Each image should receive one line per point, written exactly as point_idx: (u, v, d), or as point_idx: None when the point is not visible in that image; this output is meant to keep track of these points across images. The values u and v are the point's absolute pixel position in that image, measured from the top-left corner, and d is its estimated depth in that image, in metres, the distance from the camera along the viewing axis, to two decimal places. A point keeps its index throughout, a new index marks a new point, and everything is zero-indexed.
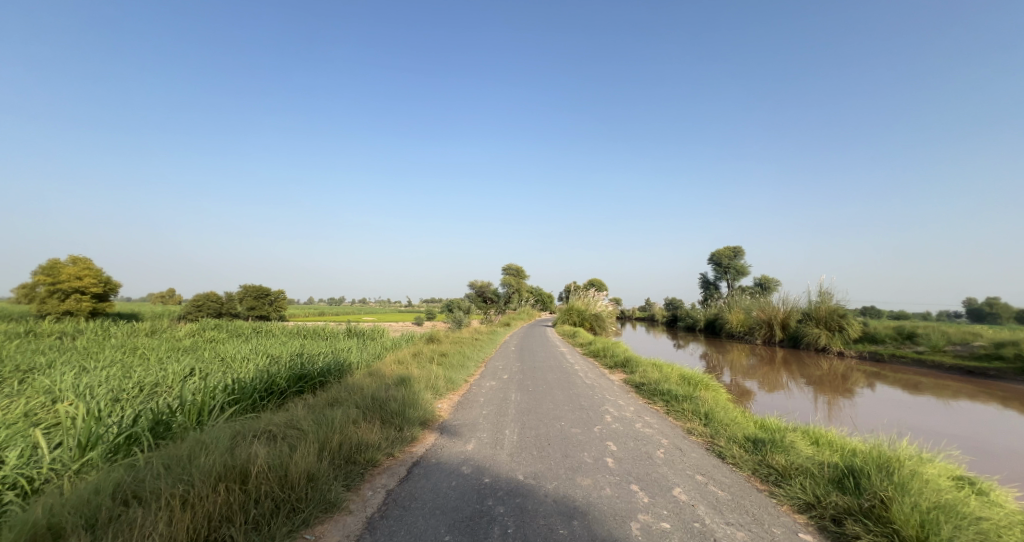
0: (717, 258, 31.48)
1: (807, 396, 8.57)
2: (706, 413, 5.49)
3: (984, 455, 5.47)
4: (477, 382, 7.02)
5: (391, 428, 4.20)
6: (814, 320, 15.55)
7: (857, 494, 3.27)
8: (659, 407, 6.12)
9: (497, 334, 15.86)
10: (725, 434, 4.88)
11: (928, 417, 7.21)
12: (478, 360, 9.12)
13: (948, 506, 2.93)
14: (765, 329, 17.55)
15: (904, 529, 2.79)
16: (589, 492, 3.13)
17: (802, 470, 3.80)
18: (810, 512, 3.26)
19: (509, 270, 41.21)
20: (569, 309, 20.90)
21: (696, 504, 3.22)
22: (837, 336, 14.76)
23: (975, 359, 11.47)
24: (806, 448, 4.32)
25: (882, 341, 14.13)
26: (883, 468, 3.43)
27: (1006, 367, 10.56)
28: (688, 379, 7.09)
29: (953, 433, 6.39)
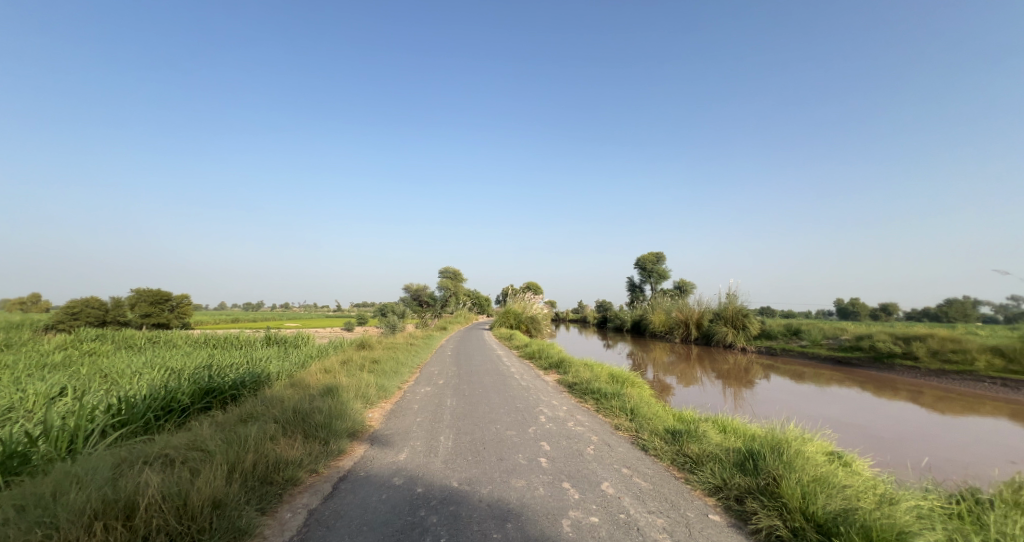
0: (643, 262, 33.30)
1: (717, 388, 9.38)
2: (632, 409, 5.83)
3: (851, 433, 6.33)
4: (410, 389, 6.88)
5: (314, 443, 3.99)
6: (722, 319, 17.01)
7: (755, 475, 3.66)
8: (590, 405, 6.38)
9: (432, 338, 15.63)
10: (648, 428, 5.21)
11: (813, 403, 8.19)
12: (413, 366, 8.93)
13: (823, 478, 3.38)
14: (682, 329, 18.84)
15: (790, 501, 3.16)
16: (523, 494, 3.20)
17: (712, 457, 4.16)
18: (718, 494, 3.59)
19: (447, 272, 40.85)
20: (506, 311, 21.10)
21: (622, 496, 3.42)
22: (741, 333, 16.33)
23: (842, 350, 13.45)
24: (715, 436, 4.74)
25: (775, 337, 15.88)
26: (776, 449, 3.86)
27: (863, 356, 12.60)
28: (616, 378, 7.48)
29: (831, 415, 7.33)
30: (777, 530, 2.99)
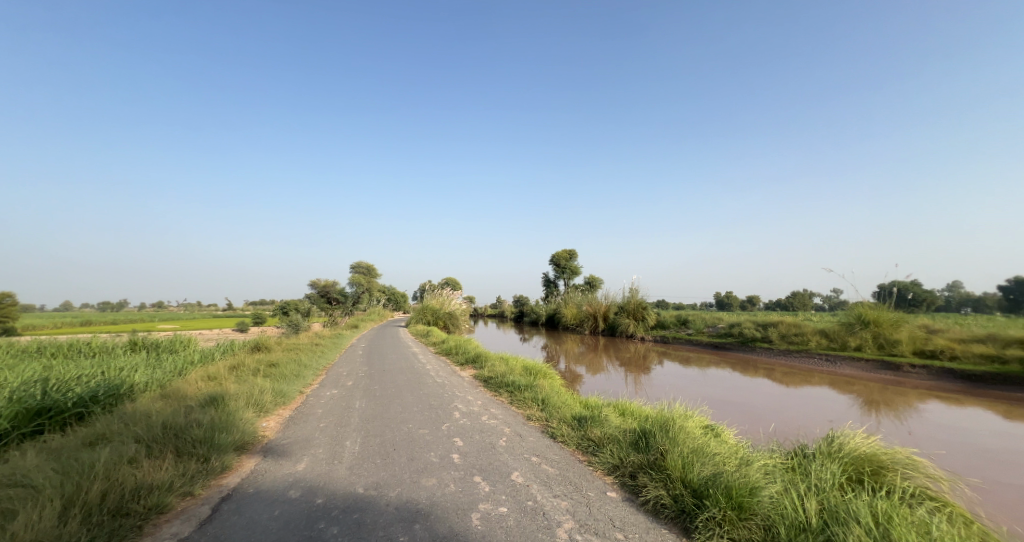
0: (558, 259, 34.57)
1: (620, 375, 10.19)
2: (543, 399, 6.06)
3: (723, 408, 7.34)
4: (313, 393, 6.45)
5: (190, 462, 3.56)
6: (625, 312, 18.28)
7: (647, 450, 4.05)
8: (504, 398, 6.51)
9: (340, 338, 14.79)
10: (557, 416, 5.46)
11: (697, 384, 9.27)
12: (317, 367, 8.38)
13: (701, 447, 3.87)
14: (591, 321, 19.91)
15: (673, 472, 3.59)
16: (432, 493, 3.18)
17: (610, 439, 4.49)
18: (616, 472, 3.93)
19: (358, 267, 38.83)
20: (423, 308, 20.68)
21: (531, 483, 3.55)
22: (641, 324, 17.73)
23: (718, 336, 15.62)
24: (614, 419, 5.14)
25: (668, 327, 17.91)
26: (664, 426, 4.29)
27: (732, 341, 14.87)
28: (529, 370, 7.72)
29: (712, 394, 8.31)
30: (662, 499, 3.40)
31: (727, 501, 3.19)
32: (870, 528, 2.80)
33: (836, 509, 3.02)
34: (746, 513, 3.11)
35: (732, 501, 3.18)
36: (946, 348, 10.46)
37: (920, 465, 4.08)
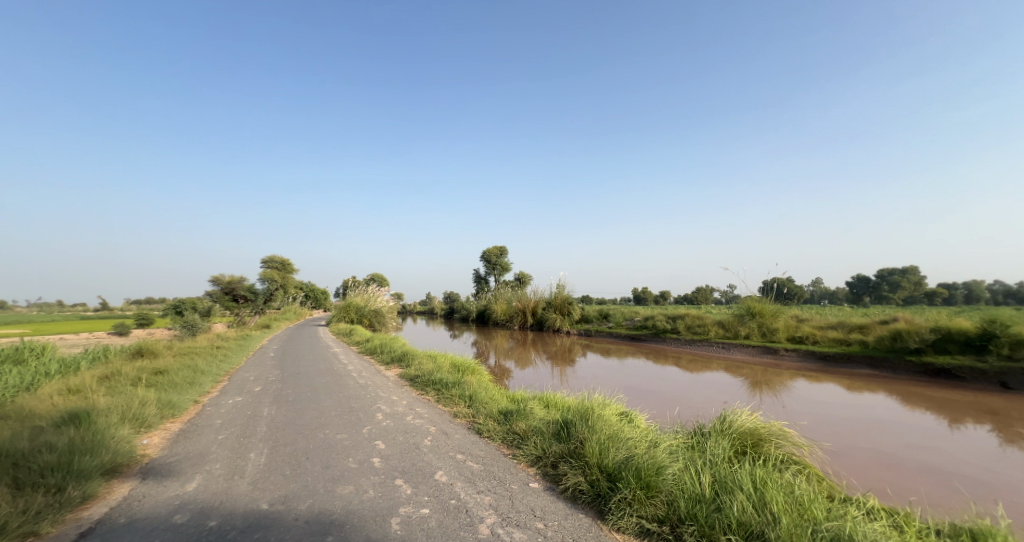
0: (489, 255, 34.64)
1: (546, 368, 10.47)
2: (470, 395, 6.04)
3: (637, 395, 7.86)
4: (211, 402, 5.82)
5: (40, 493, 3.01)
6: (552, 307, 18.78)
7: (567, 441, 4.54)
8: (430, 396, 6.37)
9: (249, 339, 13.55)
10: (484, 411, 5.52)
11: (615, 373, 9.81)
12: (217, 373, 7.59)
13: (615, 434, 4.39)
14: (520, 317, 20.23)
15: (591, 458, 4.12)
16: (349, 501, 3.01)
17: (536, 432, 4.86)
18: (539, 463, 4.39)
19: (272, 261, 35.88)
20: (346, 305, 19.65)
21: (455, 482, 3.50)
22: (567, 318, 18.37)
23: (636, 328, 16.66)
24: (539, 411, 5.44)
25: (591, 320, 18.74)
26: (584, 416, 4.78)
27: (648, 333, 15.95)
28: (457, 366, 7.64)
29: (630, 383, 8.80)
30: (579, 485, 3.91)
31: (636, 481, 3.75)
32: (750, 493, 3.43)
33: (724, 479, 3.65)
34: (653, 490, 3.67)
35: (641, 481, 3.73)
36: (811, 334, 12.26)
37: (789, 435, 4.93)
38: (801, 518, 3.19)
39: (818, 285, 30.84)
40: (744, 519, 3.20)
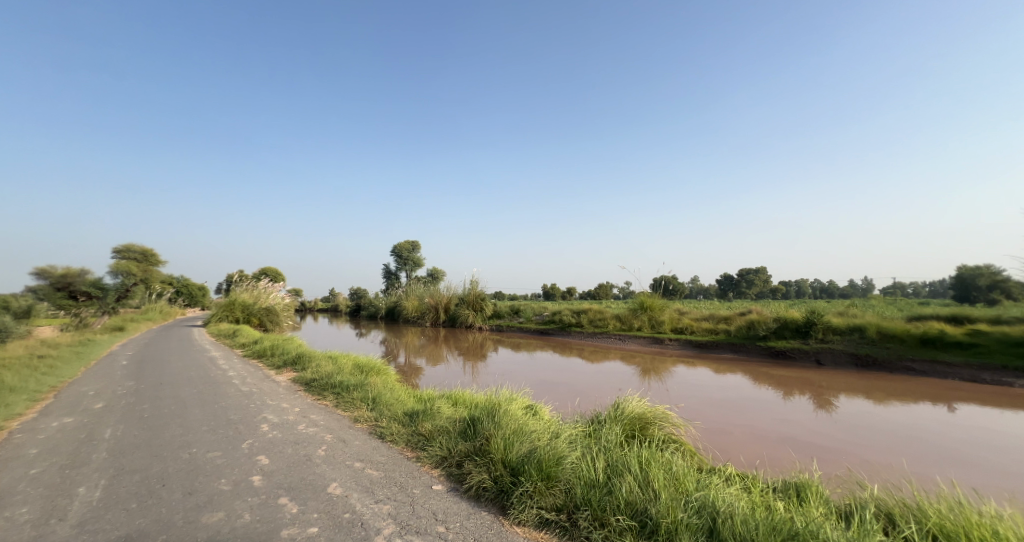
0: (399, 250, 33.29)
1: (457, 364, 10.32)
2: (373, 398, 5.68)
3: (544, 388, 8.03)
4: (30, 428, 4.68)
5: None
6: (465, 303, 18.63)
7: (473, 439, 4.62)
8: (328, 401, 5.85)
9: (97, 347, 11.35)
10: (388, 414, 5.28)
11: (526, 367, 9.97)
12: (42, 392, 6.17)
13: (520, 428, 4.57)
14: (432, 313, 19.73)
15: (495, 454, 4.27)
16: (216, 530, 2.57)
17: (442, 428, 4.88)
18: (443, 464, 4.39)
19: (132, 251, 30.50)
20: (231, 303, 17.47)
21: (350, 493, 3.20)
22: (479, 314, 18.32)
23: (546, 323, 17.17)
24: (446, 409, 5.35)
25: (503, 316, 18.93)
26: (491, 412, 4.89)
27: (556, 327, 16.51)
28: (361, 367, 7.13)
29: (538, 376, 9.00)
30: (483, 483, 4.03)
31: (537, 473, 4.01)
32: (636, 473, 3.94)
33: (615, 463, 4.13)
34: (552, 479, 3.97)
35: (541, 473, 4.01)
36: (690, 325, 13.65)
37: (669, 416, 5.38)
38: (677, 491, 3.75)
39: (699, 282, 34.69)
40: (630, 498, 3.64)
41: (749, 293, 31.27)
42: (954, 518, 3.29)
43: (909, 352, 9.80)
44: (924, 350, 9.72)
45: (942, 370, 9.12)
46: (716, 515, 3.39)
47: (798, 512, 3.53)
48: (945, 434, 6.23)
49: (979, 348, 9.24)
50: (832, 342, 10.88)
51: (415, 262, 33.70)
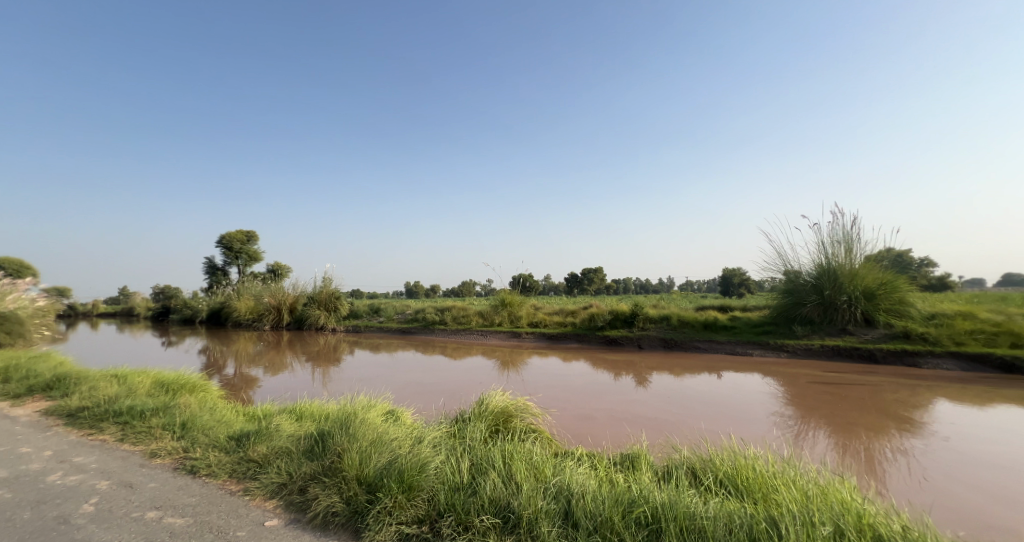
0: (227, 240, 28.16)
1: (304, 370, 8.97)
2: (183, 423, 4.39)
3: (406, 391, 7.38)
4: None
5: None
6: (315, 303, 16.56)
7: (322, 457, 3.83)
8: (109, 436, 4.32)
9: None
10: (204, 441, 4.11)
11: (386, 369, 9.14)
12: None
13: (378, 438, 3.91)
14: (273, 315, 17.04)
15: (349, 471, 3.59)
16: None
17: (281, 450, 3.96)
18: (281, 492, 3.52)
19: None
20: None
21: None
22: (333, 315, 16.48)
23: (408, 322, 16.31)
24: (289, 424, 4.42)
25: (361, 316, 17.40)
26: (344, 423, 4.14)
27: (419, 325, 15.76)
28: (166, 386, 5.54)
29: (399, 378, 8.27)
30: (333, 508, 3.33)
31: (399, 486, 3.47)
32: (500, 469, 3.78)
33: (479, 462, 3.89)
34: (415, 491, 3.47)
35: (402, 484, 3.48)
36: (544, 320, 14.31)
37: (530, 407, 5.23)
38: (537, 480, 3.65)
39: (550, 280, 37.34)
40: (495, 495, 3.40)
41: (591, 289, 34.78)
42: (727, 464, 3.93)
43: (696, 335, 11.61)
44: (706, 332, 11.71)
45: (717, 346, 10.90)
46: (570, 497, 3.40)
47: (636, 481, 3.70)
48: (727, 395, 7.48)
49: (732, 328, 11.63)
50: (648, 329, 12.39)
51: (244, 253, 28.78)
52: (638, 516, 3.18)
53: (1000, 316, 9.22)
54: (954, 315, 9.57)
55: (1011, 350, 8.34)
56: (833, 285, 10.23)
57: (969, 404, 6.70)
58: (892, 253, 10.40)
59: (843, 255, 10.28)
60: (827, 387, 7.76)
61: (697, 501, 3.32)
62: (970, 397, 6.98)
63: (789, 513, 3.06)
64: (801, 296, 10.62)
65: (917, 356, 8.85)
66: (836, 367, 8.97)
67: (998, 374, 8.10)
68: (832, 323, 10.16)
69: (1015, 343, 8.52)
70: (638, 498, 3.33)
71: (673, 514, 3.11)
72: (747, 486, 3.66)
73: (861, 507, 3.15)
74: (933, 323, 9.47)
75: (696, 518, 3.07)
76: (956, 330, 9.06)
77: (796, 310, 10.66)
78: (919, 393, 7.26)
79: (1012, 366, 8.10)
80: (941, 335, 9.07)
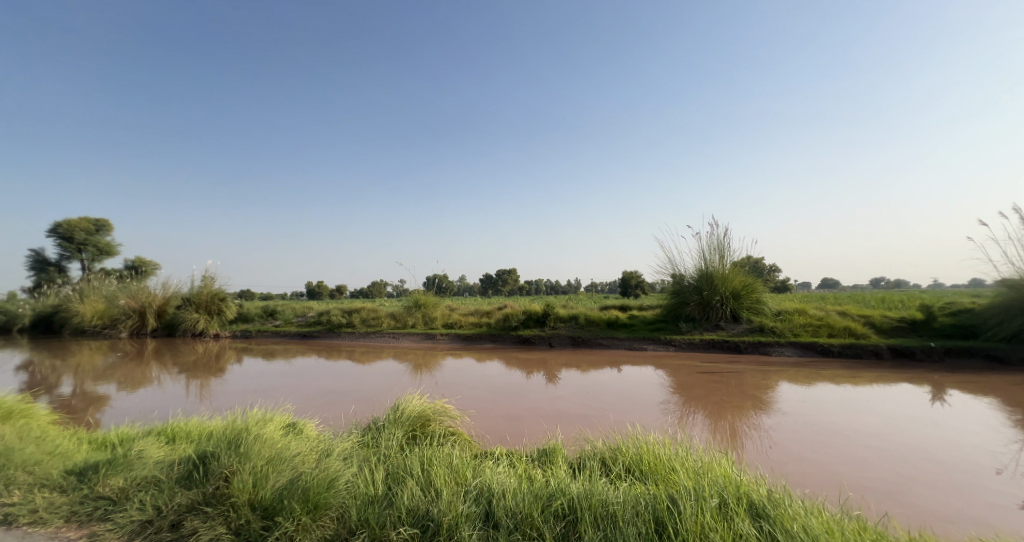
0: (63, 227, 23.28)
1: (177, 384, 7.64)
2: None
3: (306, 401, 6.60)
4: None
5: None
6: (193, 305, 14.37)
7: (202, 483, 3.16)
8: None
9: None
10: (29, 481, 3.19)
11: (280, 377, 8.14)
12: None
13: (276, 456, 3.33)
14: (132, 320, 14.33)
15: (239, 497, 2.99)
16: None
17: (147, 481, 3.20)
18: (144, 533, 2.82)
19: None
20: None
21: None
22: (215, 319, 14.46)
23: (308, 325, 14.92)
24: (158, 449, 3.63)
25: (252, 320, 15.55)
26: (232, 441, 3.49)
27: (322, 328, 14.46)
28: None
29: (296, 387, 7.38)
30: None
31: (302, 507, 2.96)
32: (417, 476, 3.45)
33: (396, 471, 3.52)
34: (321, 511, 2.98)
35: (306, 505, 2.97)
36: (459, 320, 13.99)
37: (449, 409, 4.87)
38: (456, 483, 3.37)
39: (465, 280, 37.06)
40: (413, 504, 3.06)
41: (504, 290, 35.14)
42: (633, 450, 3.95)
43: (601, 333, 12.13)
44: (609, 330, 12.26)
45: (617, 343, 11.43)
46: (491, 498, 3.18)
47: (555, 475, 3.58)
48: (627, 388, 7.79)
49: (631, 326, 12.41)
50: (559, 328, 12.65)
51: (87, 243, 24.02)
52: (556, 509, 3.06)
53: (822, 312, 10.86)
54: (794, 311, 11.01)
55: (830, 340, 9.77)
56: (709, 286, 11.23)
57: (802, 384, 7.70)
58: (753, 258, 11.65)
59: (716, 258, 11.32)
60: (704, 375, 8.41)
61: (613, 488, 3.31)
62: (802, 378, 8.04)
63: (688, 491, 3.13)
64: (685, 296, 11.53)
65: (767, 345, 9.98)
66: (708, 358, 9.81)
67: (821, 358, 9.42)
68: (709, 320, 11.14)
69: (831, 333, 10.03)
70: (555, 492, 3.21)
71: (589, 504, 3.04)
72: (652, 469, 3.73)
73: (739, 480, 3.34)
74: (780, 318, 10.81)
75: (608, 503, 3.03)
76: (795, 324, 10.43)
77: (682, 309, 11.55)
78: (770, 376, 8.22)
79: (829, 351, 9.49)
80: (784, 327, 10.38)
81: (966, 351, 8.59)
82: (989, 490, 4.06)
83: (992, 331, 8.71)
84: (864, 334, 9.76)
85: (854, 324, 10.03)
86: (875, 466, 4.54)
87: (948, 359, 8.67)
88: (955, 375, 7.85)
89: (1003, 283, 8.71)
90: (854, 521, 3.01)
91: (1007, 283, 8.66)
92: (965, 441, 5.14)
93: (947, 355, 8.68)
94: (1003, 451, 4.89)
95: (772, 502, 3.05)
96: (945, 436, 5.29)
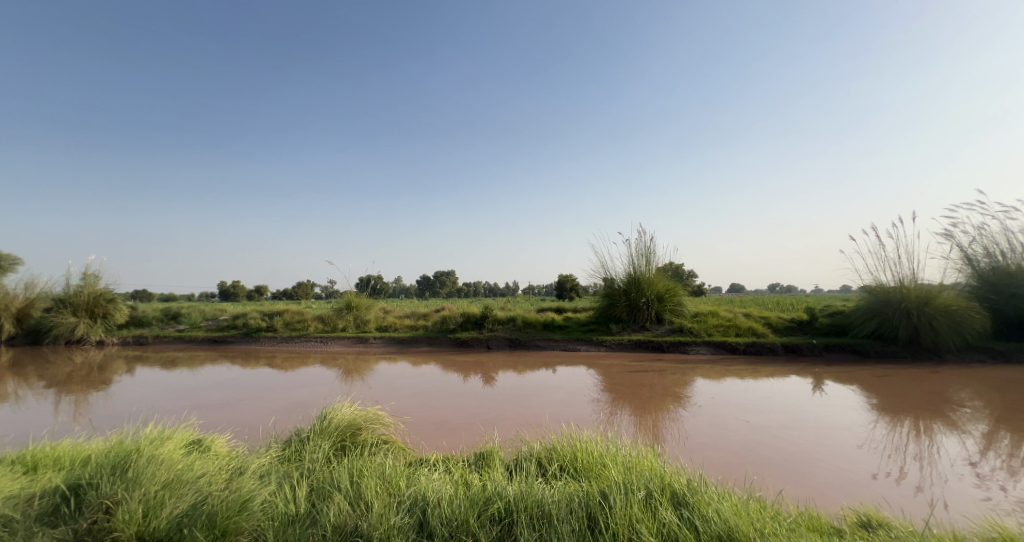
0: None
1: (42, 402, 6.45)
2: None
3: (215, 415, 5.91)
4: None
5: None
6: (69, 307, 12.45)
7: (75, 519, 2.65)
8: None
9: None
10: None
11: (181, 390, 7.19)
12: None
13: (174, 480, 2.89)
14: None
15: (124, 531, 2.52)
16: None
17: None
18: None
19: None
20: None
21: None
22: (99, 323, 12.65)
23: (219, 329, 13.55)
24: (11, 482, 3.02)
25: (148, 324, 13.83)
26: (118, 467, 2.97)
27: (235, 332, 13.20)
28: None
29: (203, 401, 6.58)
30: None
31: (205, 533, 2.56)
32: (346, 490, 3.16)
33: (321, 487, 3.21)
34: (231, 537, 2.60)
35: (209, 531, 2.57)
36: (392, 323, 13.45)
37: (381, 417, 4.56)
38: (388, 495, 3.12)
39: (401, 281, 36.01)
40: (340, 520, 2.79)
41: (441, 291, 34.55)
42: (568, 448, 3.94)
43: (537, 334, 12.19)
44: (545, 332, 12.38)
45: (552, 344, 11.56)
46: (426, 507, 2.97)
47: (491, 478, 3.46)
48: (563, 388, 7.83)
49: (566, 327, 12.63)
50: (496, 330, 12.54)
51: None
52: (493, 513, 2.93)
53: (731, 314, 11.75)
54: (708, 313, 11.81)
55: (737, 338, 10.57)
56: (636, 289, 11.70)
57: (713, 379, 8.21)
58: (674, 265, 12.34)
59: (643, 262, 11.84)
60: (632, 374, 8.71)
61: (550, 487, 3.25)
62: (713, 374, 8.62)
63: (617, 485, 3.15)
64: (613, 299, 11.90)
65: (685, 344, 10.59)
66: (635, 357, 10.22)
67: (730, 356, 10.16)
68: (637, 321, 11.59)
69: (738, 333, 10.84)
70: (492, 496, 3.08)
71: (526, 506, 2.95)
72: (584, 467, 3.73)
73: (663, 472, 3.41)
74: (696, 319, 11.50)
75: (544, 503, 2.95)
76: (708, 324, 11.15)
77: (611, 311, 11.92)
78: (687, 374, 8.65)
79: (737, 349, 10.24)
80: (700, 328, 11.08)
81: (838, 347, 9.62)
82: (874, 466, 4.53)
83: (857, 330, 9.81)
84: (763, 333, 10.67)
85: (756, 325, 10.96)
86: (786, 453, 4.80)
87: (827, 354, 9.65)
88: (832, 368, 8.79)
89: (864, 288, 9.84)
90: (757, 502, 3.19)
91: (867, 289, 9.76)
92: (854, 424, 5.75)
93: (825, 351, 9.68)
94: (880, 430, 5.55)
95: (691, 490, 3.15)
96: (837, 420, 5.89)
